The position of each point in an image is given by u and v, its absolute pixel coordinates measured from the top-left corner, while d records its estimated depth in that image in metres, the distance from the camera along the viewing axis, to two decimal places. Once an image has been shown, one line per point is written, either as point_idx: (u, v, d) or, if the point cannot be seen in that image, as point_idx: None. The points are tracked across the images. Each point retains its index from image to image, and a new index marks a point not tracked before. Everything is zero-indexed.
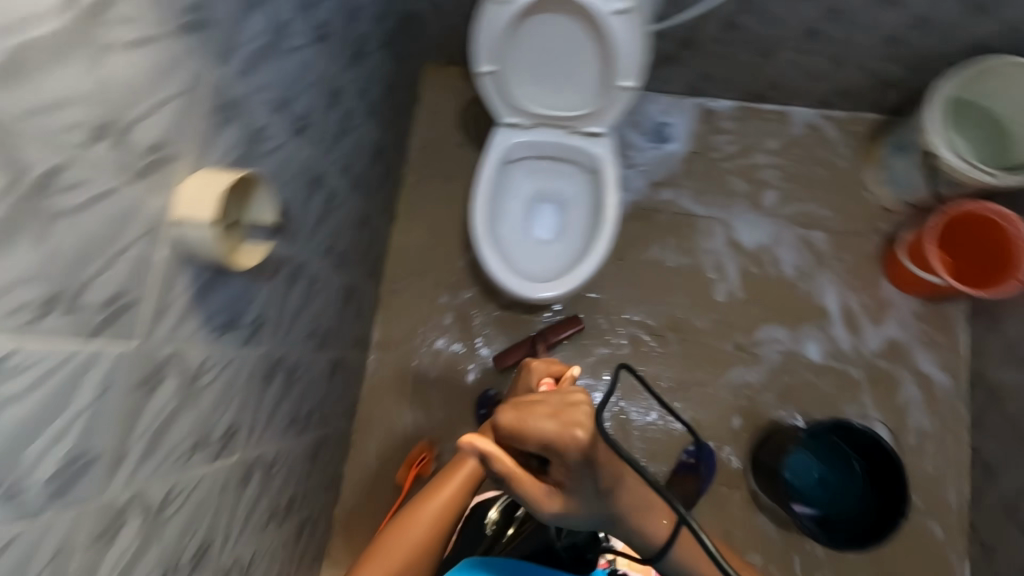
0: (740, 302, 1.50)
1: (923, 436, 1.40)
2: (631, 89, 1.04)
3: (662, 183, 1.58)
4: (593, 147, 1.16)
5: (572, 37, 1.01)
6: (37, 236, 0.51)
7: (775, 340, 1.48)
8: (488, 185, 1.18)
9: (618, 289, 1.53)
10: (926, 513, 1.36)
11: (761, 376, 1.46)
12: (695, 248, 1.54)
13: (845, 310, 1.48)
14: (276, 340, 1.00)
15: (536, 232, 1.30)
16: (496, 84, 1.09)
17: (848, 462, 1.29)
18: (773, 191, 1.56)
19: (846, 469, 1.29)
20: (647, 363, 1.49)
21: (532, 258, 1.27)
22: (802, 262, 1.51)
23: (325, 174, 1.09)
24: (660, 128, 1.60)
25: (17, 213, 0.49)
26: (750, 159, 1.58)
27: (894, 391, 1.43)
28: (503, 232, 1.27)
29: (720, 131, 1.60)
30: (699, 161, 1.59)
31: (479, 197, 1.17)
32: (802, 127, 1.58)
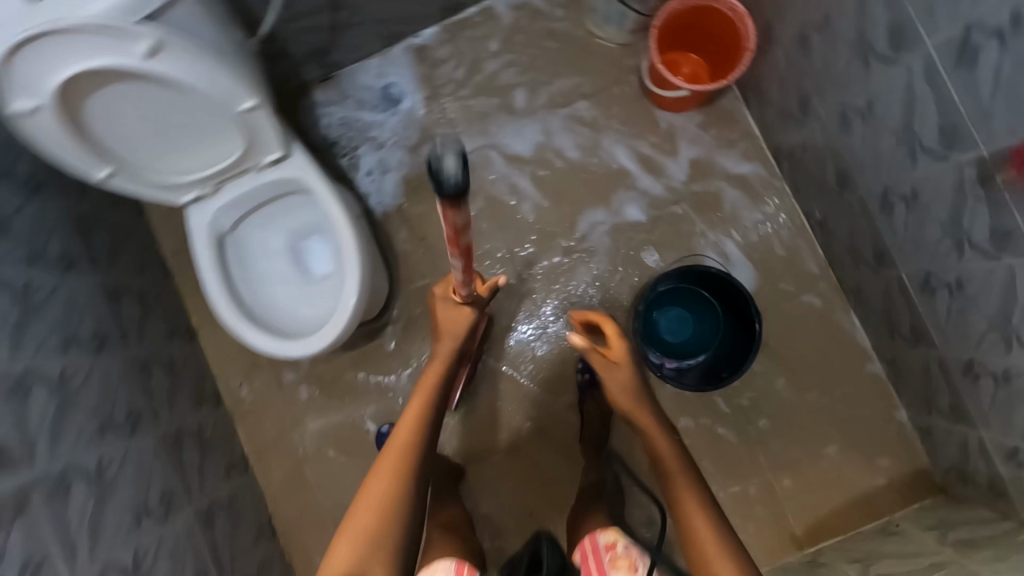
0: (550, 209, 1.47)
1: (763, 228, 1.42)
2: (258, 106, 0.92)
3: (418, 145, 1.50)
4: (287, 172, 1.07)
5: (146, 100, 0.86)
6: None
7: (598, 224, 1.46)
8: (216, 268, 1.09)
9: (438, 265, 1.47)
10: (799, 289, 1.41)
11: (603, 262, 1.45)
12: (482, 185, 1.48)
13: (641, 159, 1.46)
14: (80, 558, 0.90)
15: (309, 273, 1.20)
16: (131, 177, 0.97)
17: (709, 304, 1.36)
18: (520, 89, 1.49)
19: (712, 313, 1.36)
20: (502, 314, 1.45)
21: (316, 302, 1.18)
22: (582, 138, 1.47)
23: (35, 367, 0.98)
24: (386, 92, 1.51)
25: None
26: (483, 72, 1.50)
27: (719, 204, 1.43)
28: (271, 295, 1.17)
29: (441, 63, 1.51)
30: (439, 103, 1.50)
31: (214, 286, 1.08)
32: (509, 13, 1.50)
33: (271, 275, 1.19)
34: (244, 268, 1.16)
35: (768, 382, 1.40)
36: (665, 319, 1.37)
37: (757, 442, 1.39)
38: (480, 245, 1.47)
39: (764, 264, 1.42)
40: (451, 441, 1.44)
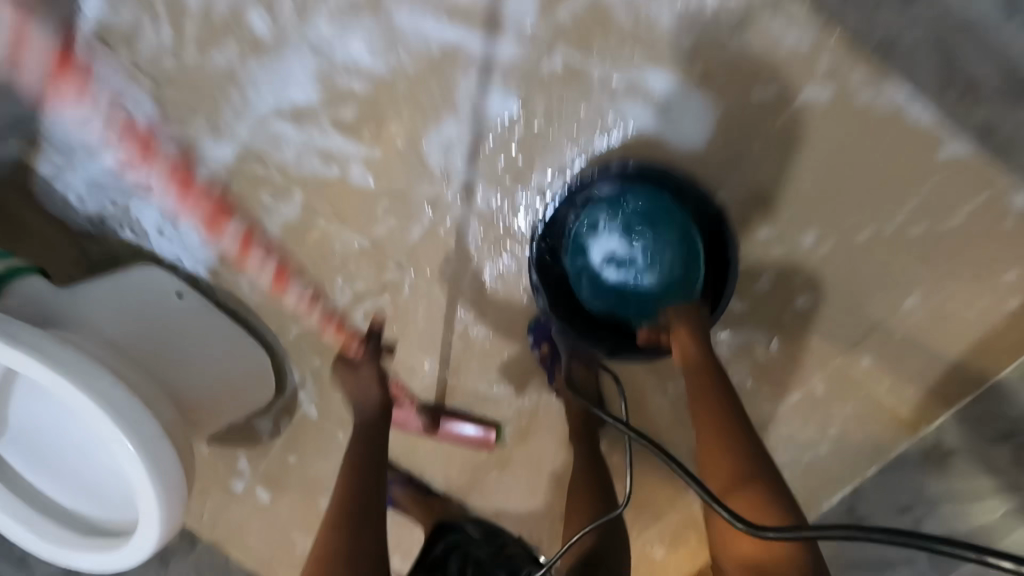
0: (386, 156, 1.00)
1: (690, 17, 0.86)
2: None
3: (187, 165, 1.06)
4: None
5: None
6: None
7: (453, 144, 0.98)
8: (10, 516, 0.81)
9: (305, 299, 1.11)
10: (785, 86, 0.86)
11: (488, 191, 1.00)
12: (290, 171, 1.04)
13: (460, 14, 0.91)
14: None
15: (85, 457, 0.82)
16: None
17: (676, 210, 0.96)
18: (251, 5, 0.95)
19: (685, 262, 0.97)
20: (407, 319, 1.09)
21: (115, 484, 0.82)
22: (370, 31, 0.94)
23: None
24: (107, 119, 1.05)
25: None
26: (192, 13, 0.97)
27: (608, 20, 0.88)
28: (66, 490, 0.85)
29: (135, 33, 0.99)
30: (174, 94, 1.02)
31: (26, 532, 0.81)
32: None
33: (46, 463, 0.84)
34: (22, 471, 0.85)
35: (788, 242, 0.93)
36: (600, 244, 0.99)
37: (802, 326, 0.96)
38: (335, 249, 1.07)
39: (715, 75, 0.88)
40: (437, 478, 1.18)
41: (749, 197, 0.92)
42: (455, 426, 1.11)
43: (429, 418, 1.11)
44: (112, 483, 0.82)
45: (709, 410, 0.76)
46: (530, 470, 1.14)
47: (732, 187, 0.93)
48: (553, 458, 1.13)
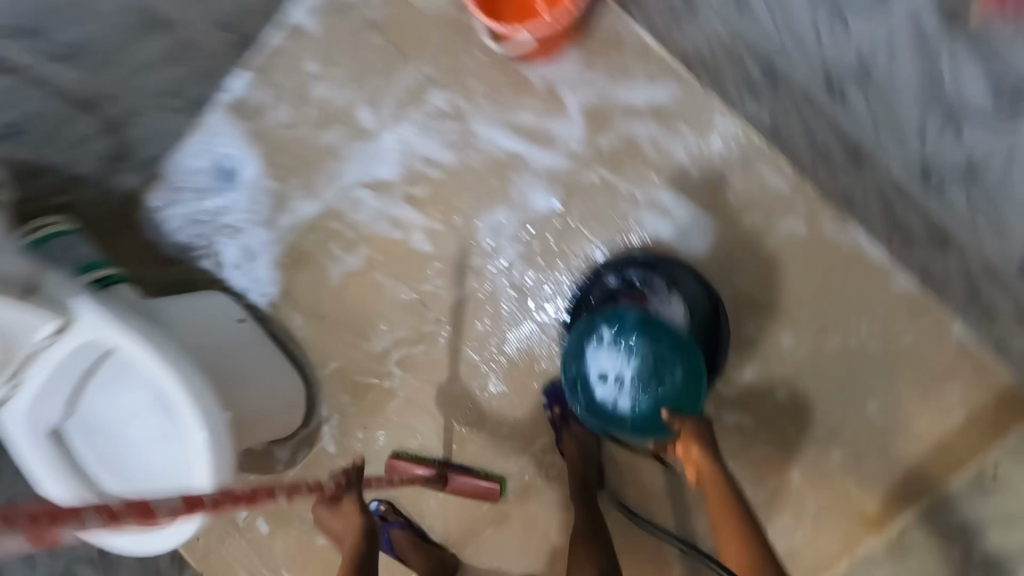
0: (444, 229, 1.21)
1: (700, 158, 1.11)
2: None
3: (276, 215, 1.27)
4: (75, 341, 0.87)
5: None
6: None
7: (501, 226, 1.19)
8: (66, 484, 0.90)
9: (349, 339, 1.26)
10: (770, 217, 1.10)
11: (524, 268, 1.19)
12: (361, 231, 1.24)
13: (523, 132, 1.17)
14: None
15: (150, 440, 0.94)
16: None
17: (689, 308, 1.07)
18: (362, 104, 1.22)
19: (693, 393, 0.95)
20: (436, 369, 1.23)
21: (168, 472, 0.93)
22: (449, 135, 1.20)
23: None
24: (220, 171, 1.28)
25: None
26: (313, 103, 1.24)
27: (637, 151, 1.13)
28: (119, 474, 0.95)
29: (264, 110, 1.25)
30: (282, 158, 1.26)
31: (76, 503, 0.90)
32: (314, 22, 1.22)
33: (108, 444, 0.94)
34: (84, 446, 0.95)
35: (771, 342, 1.10)
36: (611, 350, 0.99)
37: (780, 418, 1.10)
38: (384, 299, 1.24)
39: (716, 202, 1.11)
40: (435, 527, 1.24)
41: (741, 302, 1.11)
42: (464, 480, 1.20)
43: (436, 471, 1.20)
44: (164, 469, 0.93)
45: (733, 530, 0.83)
46: (524, 529, 1.21)
47: (725, 291, 1.12)
48: (548, 520, 1.20)
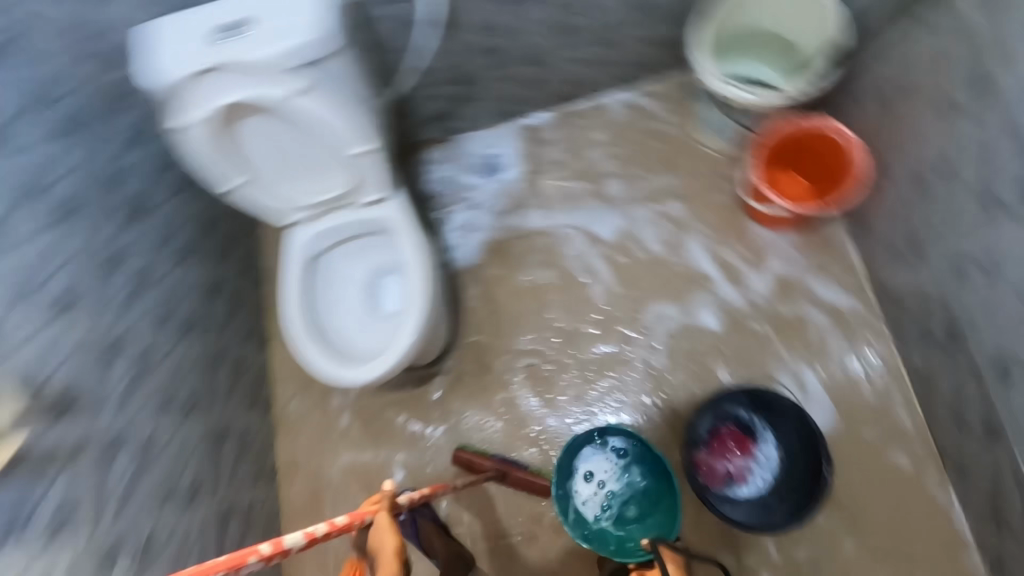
0: (623, 295, 1.45)
1: (851, 364, 1.30)
2: (369, 151, 1.02)
3: (507, 212, 1.57)
4: (380, 213, 1.16)
5: (280, 129, 0.97)
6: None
7: (665, 318, 1.41)
8: (298, 294, 1.17)
9: (500, 327, 1.48)
10: (884, 442, 1.25)
11: (665, 359, 1.39)
12: (560, 259, 1.51)
13: (724, 265, 1.41)
14: (105, 519, 0.96)
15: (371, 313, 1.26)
16: (253, 195, 1.08)
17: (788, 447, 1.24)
18: (617, 179, 1.54)
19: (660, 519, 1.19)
20: (549, 389, 1.43)
21: (368, 339, 1.23)
22: (668, 235, 1.46)
23: (126, 336, 1.09)
24: (490, 161, 1.61)
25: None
26: (583, 159, 1.57)
27: (804, 330, 1.34)
28: (327, 317, 1.22)
29: (547, 143, 1.60)
30: (537, 179, 1.58)
31: (294, 308, 1.16)
32: (622, 109, 1.57)
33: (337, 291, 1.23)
34: (322, 280, 1.24)
35: (833, 540, 1.22)
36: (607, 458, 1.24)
37: None
38: (545, 316, 1.47)
39: (847, 405, 1.28)
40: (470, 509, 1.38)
41: (826, 497, 1.23)
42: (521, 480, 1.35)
43: (495, 466, 1.35)
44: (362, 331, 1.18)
45: None
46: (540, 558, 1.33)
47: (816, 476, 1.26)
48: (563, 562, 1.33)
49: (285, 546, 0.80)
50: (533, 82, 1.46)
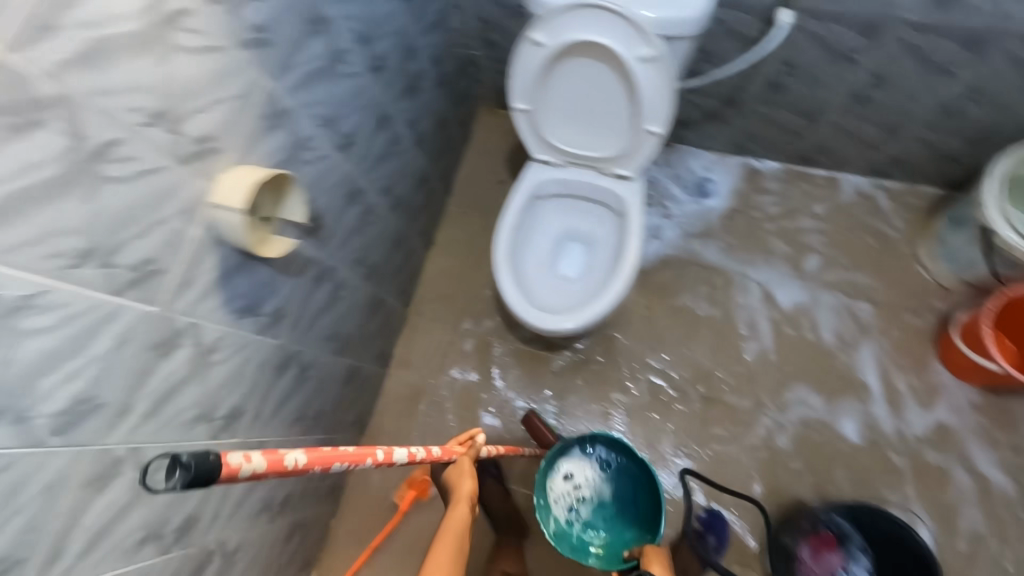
0: (773, 365, 1.43)
1: (977, 541, 1.25)
2: (657, 135, 1.04)
3: (697, 236, 1.56)
4: (619, 189, 1.19)
5: (597, 79, 0.99)
6: (32, 154, 0.53)
7: (807, 406, 1.38)
8: (512, 220, 1.21)
9: (643, 337, 1.50)
10: None
11: (791, 444, 1.36)
12: (727, 304, 1.49)
13: (889, 386, 1.37)
14: (294, 334, 1.06)
15: (557, 270, 1.31)
16: (528, 121, 1.11)
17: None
18: (818, 256, 1.50)
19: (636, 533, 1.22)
20: (663, 414, 1.43)
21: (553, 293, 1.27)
22: (844, 332, 1.43)
23: (363, 190, 1.17)
24: (702, 182, 1.61)
25: (18, 135, 0.51)
26: (794, 222, 1.54)
27: (944, 487, 1.29)
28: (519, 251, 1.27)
29: (765, 191, 1.57)
30: (739, 219, 1.57)
31: (503, 229, 1.20)
32: (851, 194, 1.53)
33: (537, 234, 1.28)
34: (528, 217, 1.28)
35: None
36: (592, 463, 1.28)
37: None
38: (689, 348, 1.47)
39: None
40: None
41: None
42: None
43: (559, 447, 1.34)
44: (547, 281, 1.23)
45: None
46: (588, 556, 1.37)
47: None
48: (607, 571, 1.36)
49: (393, 459, 0.78)
50: (792, 131, 1.43)
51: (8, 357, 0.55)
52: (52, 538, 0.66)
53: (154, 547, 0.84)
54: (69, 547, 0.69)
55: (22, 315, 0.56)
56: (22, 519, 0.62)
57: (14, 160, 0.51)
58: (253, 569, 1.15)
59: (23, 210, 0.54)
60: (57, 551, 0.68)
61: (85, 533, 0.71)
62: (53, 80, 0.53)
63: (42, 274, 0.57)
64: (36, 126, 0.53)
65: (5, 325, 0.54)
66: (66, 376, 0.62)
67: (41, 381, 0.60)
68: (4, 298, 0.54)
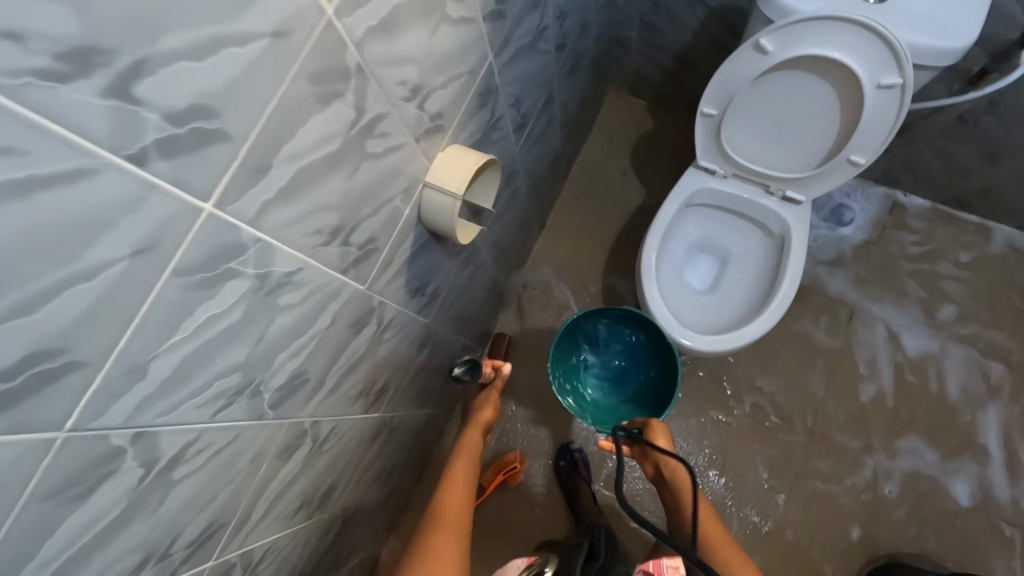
0: (889, 411, 1.37)
1: None
2: (858, 165, 0.97)
3: (826, 263, 1.48)
4: (785, 211, 1.12)
5: (810, 95, 0.92)
6: (327, 128, 0.49)
7: (919, 458, 1.33)
8: (661, 224, 1.16)
9: (753, 359, 1.45)
10: None
11: (898, 495, 1.32)
12: (849, 340, 1.43)
13: (1011, 453, 1.32)
14: (438, 313, 1.03)
15: (688, 280, 1.24)
16: (710, 127, 1.04)
17: None
18: (955, 305, 1.42)
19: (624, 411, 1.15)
20: (765, 442, 1.38)
21: (683, 305, 1.20)
22: (971, 389, 1.37)
23: (518, 172, 1.11)
24: (839, 209, 1.51)
25: (323, 106, 0.47)
26: (934, 265, 1.45)
27: None
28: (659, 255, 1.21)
29: (907, 228, 1.49)
30: (873, 253, 1.48)
31: (651, 234, 1.16)
32: (1002, 246, 1.45)
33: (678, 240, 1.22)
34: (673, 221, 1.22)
35: None
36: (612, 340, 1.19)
37: None
38: (802, 378, 1.42)
39: None
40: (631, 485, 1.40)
41: None
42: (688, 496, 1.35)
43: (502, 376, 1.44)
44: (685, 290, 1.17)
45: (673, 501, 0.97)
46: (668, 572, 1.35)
47: None
48: None
49: None
50: (959, 171, 1.34)
51: (261, 331, 0.53)
52: (245, 505, 0.65)
53: (303, 512, 0.84)
54: (252, 513, 0.68)
55: (280, 292, 0.53)
56: (231, 488, 0.61)
57: (314, 131, 0.48)
58: (354, 532, 1.15)
59: (307, 184, 0.50)
60: (244, 517, 0.67)
61: (265, 500, 0.70)
62: (358, 48, 0.49)
63: (303, 250, 0.53)
64: (337, 96, 0.49)
65: (267, 301, 0.51)
66: (292, 352, 0.60)
67: (276, 356, 0.57)
68: (274, 274, 0.51)
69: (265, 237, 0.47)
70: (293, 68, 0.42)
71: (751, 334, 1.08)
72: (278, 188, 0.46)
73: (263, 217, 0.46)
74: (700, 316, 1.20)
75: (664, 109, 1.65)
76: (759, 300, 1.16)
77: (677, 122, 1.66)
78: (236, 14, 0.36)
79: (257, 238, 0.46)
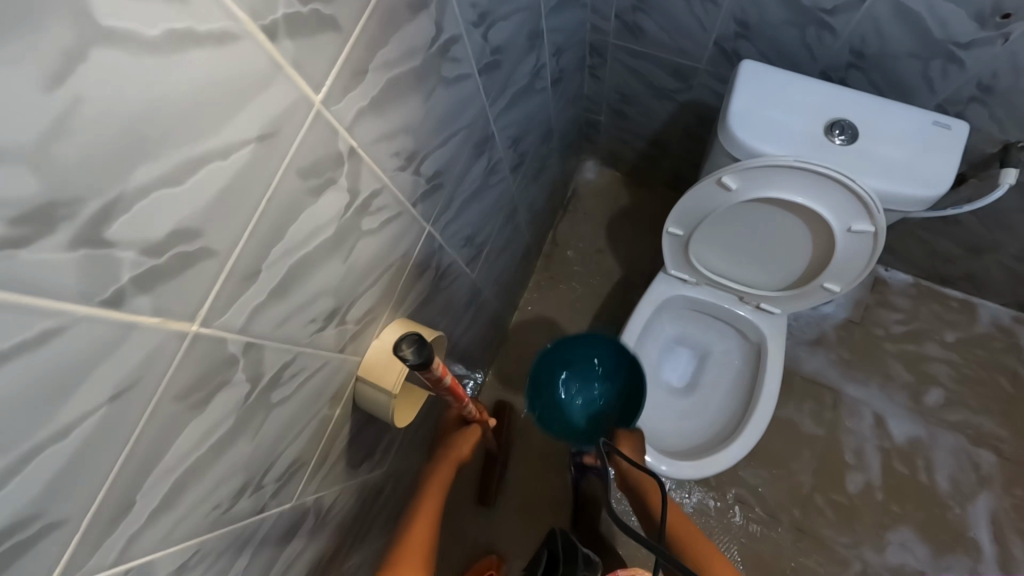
0: (877, 502, 1.32)
1: None
2: (832, 292, 0.91)
3: (808, 344, 1.43)
4: (760, 322, 1.07)
5: (784, 223, 0.85)
6: (210, 423, 0.42)
7: (911, 554, 1.28)
8: (634, 331, 1.09)
9: None
10: None
11: None
12: (835, 425, 1.38)
13: (1003, 548, 1.28)
14: (393, 456, 0.94)
15: (662, 381, 1.16)
16: (678, 243, 0.98)
17: None
18: (942, 389, 1.38)
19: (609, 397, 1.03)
20: (752, 538, 1.32)
21: (658, 411, 1.13)
22: (960, 479, 1.32)
23: (479, 290, 1.05)
24: None
25: (203, 409, 0.41)
26: (919, 346, 1.41)
27: None
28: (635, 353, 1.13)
29: (890, 306, 1.44)
30: (856, 333, 1.43)
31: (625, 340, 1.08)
32: (988, 324, 1.41)
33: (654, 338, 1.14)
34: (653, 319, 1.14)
35: None
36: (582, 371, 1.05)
37: None
38: (787, 467, 1.36)
39: None
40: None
41: None
42: None
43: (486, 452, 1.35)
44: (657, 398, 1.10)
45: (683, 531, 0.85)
46: None
47: None
48: None
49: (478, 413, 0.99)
50: (941, 256, 1.30)
51: None
52: None
53: None
54: None
55: None
56: None
57: (190, 437, 0.41)
58: None
59: (191, 481, 0.43)
60: None
61: None
62: (244, 333, 0.42)
63: (199, 532, 0.47)
64: (222, 387, 0.42)
65: None
66: None
67: None
68: None
69: (136, 562, 0.40)
70: (151, 406, 0.36)
71: (727, 459, 1.02)
72: (145, 514, 0.39)
73: (131, 549, 0.39)
74: (675, 423, 1.13)
75: (638, 181, 1.60)
76: (735, 412, 1.10)
77: (652, 194, 1.60)
78: (49, 413, 0.29)
79: (126, 570, 0.40)
